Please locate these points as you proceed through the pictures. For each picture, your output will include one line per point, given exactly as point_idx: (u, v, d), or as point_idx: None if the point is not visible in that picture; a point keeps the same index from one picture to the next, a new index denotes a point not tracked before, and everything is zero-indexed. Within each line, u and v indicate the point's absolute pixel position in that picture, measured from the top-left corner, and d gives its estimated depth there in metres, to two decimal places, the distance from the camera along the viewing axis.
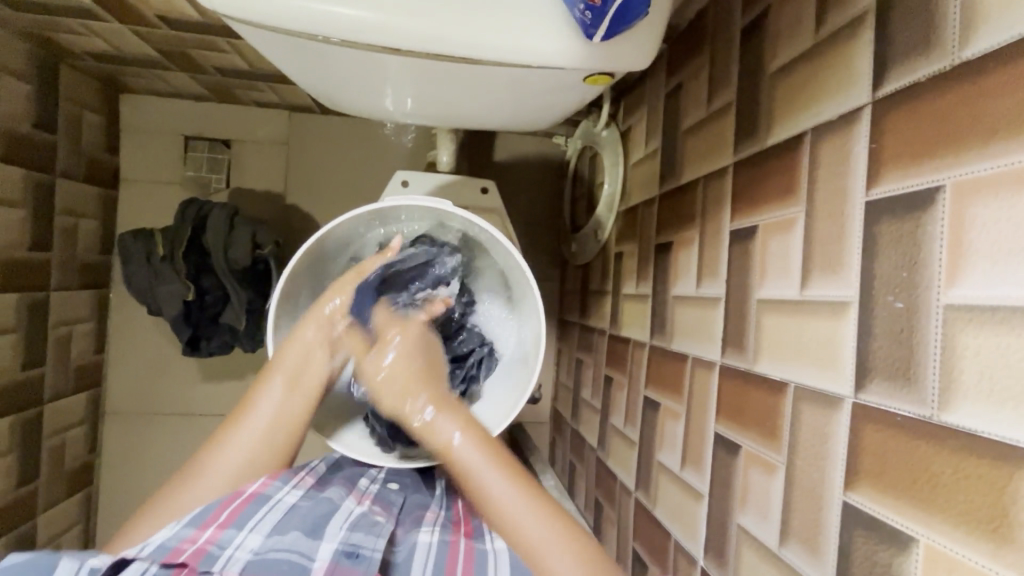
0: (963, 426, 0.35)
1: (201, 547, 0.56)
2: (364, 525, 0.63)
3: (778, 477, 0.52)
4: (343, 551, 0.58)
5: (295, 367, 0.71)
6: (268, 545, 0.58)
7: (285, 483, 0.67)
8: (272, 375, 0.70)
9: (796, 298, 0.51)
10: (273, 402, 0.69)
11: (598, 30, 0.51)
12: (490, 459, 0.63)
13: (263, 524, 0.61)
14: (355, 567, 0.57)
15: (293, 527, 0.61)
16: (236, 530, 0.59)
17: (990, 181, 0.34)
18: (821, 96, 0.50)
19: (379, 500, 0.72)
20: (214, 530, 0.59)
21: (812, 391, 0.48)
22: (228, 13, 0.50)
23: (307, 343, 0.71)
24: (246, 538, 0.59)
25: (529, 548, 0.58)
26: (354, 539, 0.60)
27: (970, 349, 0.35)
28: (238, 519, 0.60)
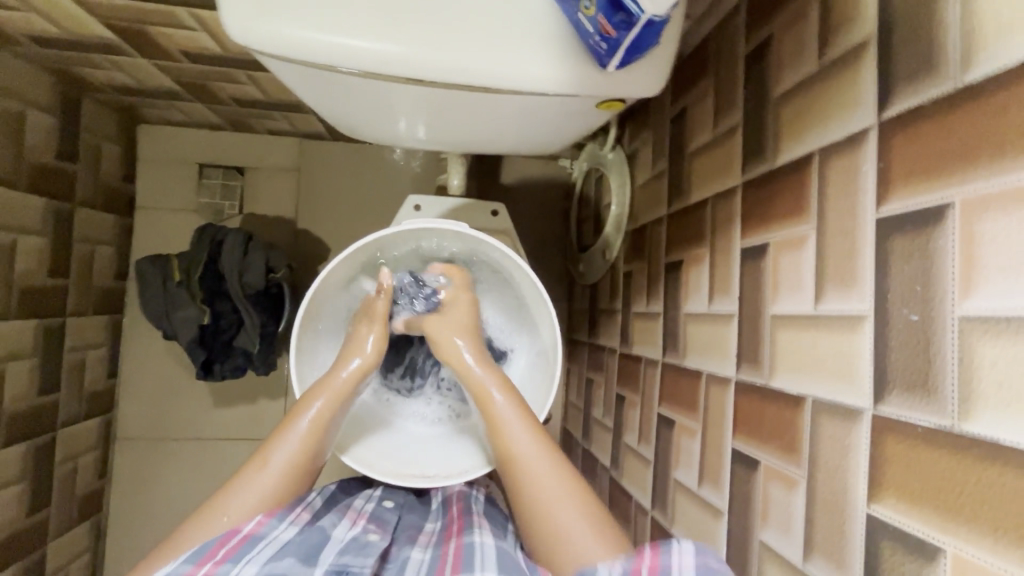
0: (985, 434, 0.35)
1: None
2: (356, 547, 0.63)
3: (800, 491, 0.52)
4: (333, 569, 0.58)
5: (320, 415, 0.69)
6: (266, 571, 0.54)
7: (281, 520, 0.63)
8: (300, 412, 0.69)
9: (810, 313, 0.53)
10: (301, 444, 0.68)
11: (613, 59, 0.54)
12: (536, 448, 0.65)
13: (260, 555, 0.56)
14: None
15: (289, 554, 0.58)
16: (232, 565, 0.55)
17: (1000, 196, 0.35)
18: (827, 119, 0.52)
19: (375, 518, 0.72)
20: (210, 566, 0.54)
21: (830, 405, 0.49)
22: (259, 49, 0.53)
23: (336, 390, 0.71)
24: (242, 571, 0.54)
25: (550, 515, 0.61)
26: (344, 561, 0.60)
27: (987, 358, 0.36)
28: (235, 554, 0.56)
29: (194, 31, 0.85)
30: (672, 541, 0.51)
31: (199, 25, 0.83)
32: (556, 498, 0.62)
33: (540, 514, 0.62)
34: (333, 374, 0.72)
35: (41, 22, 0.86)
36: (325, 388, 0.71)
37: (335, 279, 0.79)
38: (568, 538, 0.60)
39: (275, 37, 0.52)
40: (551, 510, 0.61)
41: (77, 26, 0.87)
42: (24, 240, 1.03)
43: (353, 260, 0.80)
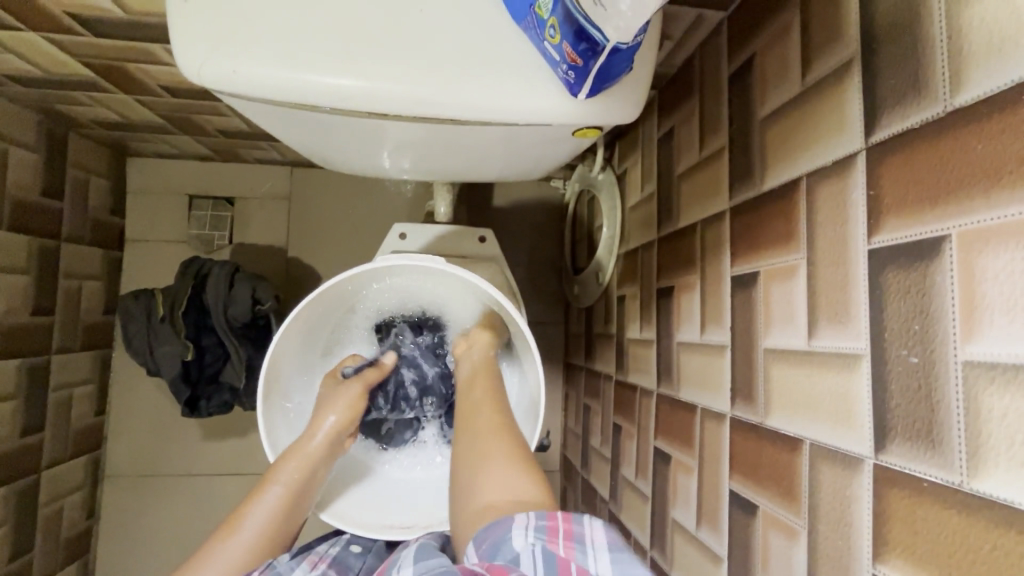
0: (998, 497, 0.32)
1: None
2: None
3: (801, 542, 0.48)
4: None
5: (296, 480, 0.65)
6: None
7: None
8: (286, 462, 0.66)
9: (804, 348, 0.49)
10: (271, 519, 0.63)
11: (584, 87, 0.51)
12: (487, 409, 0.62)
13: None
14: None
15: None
16: None
17: (1001, 230, 0.32)
18: (814, 142, 0.49)
19: (336, 564, 0.69)
20: None
21: (829, 450, 0.45)
22: (217, 87, 0.51)
23: (310, 453, 0.67)
24: None
25: (476, 468, 0.54)
26: None
27: (996, 411, 0.32)
28: None
29: (171, 65, 0.84)
30: None
31: (175, 59, 0.82)
32: (492, 453, 0.55)
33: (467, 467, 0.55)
34: (305, 440, 0.68)
35: (17, 61, 0.85)
36: (296, 456, 0.66)
37: (310, 314, 0.75)
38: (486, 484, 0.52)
39: (234, 75, 0.50)
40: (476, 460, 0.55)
41: (54, 64, 0.86)
42: (7, 279, 1.02)
43: (327, 297, 0.76)
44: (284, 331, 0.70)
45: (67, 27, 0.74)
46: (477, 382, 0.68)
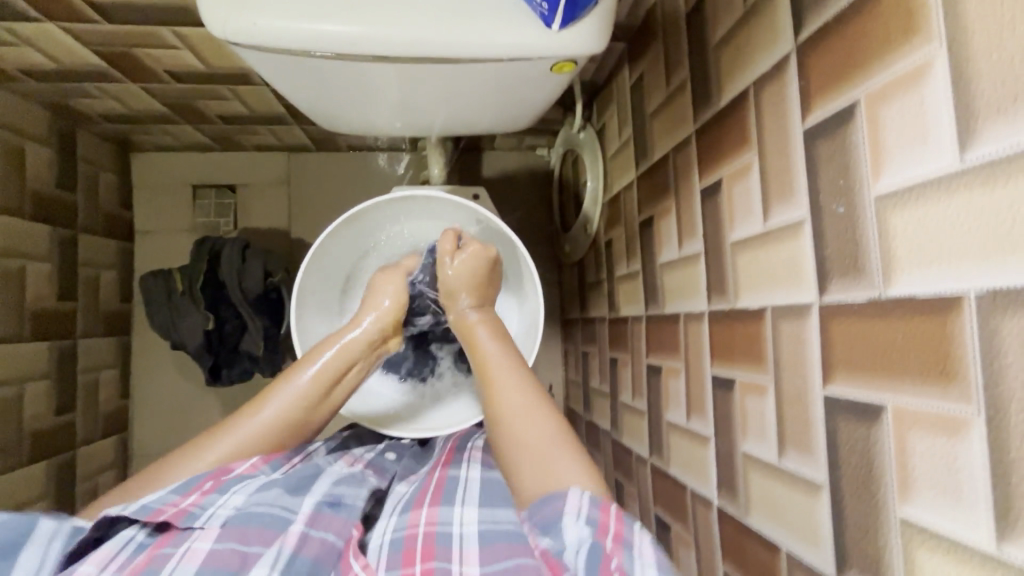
0: (905, 293, 0.40)
1: (183, 508, 0.58)
2: (349, 479, 0.67)
3: (769, 395, 0.56)
4: (326, 501, 0.61)
5: (332, 373, 0.72)
6: (251, 501, 0.59)
7: (275, 467, 0.67)
8: (300, 367, 0.72)
9: (761, 230, 0.57)
10: (297, 403, 0.70)
11: (556, 17, 0.59)
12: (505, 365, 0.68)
13: (247, 487, 0.62)
14: (335, 515, 0.60)
15: (277, 485, 0.62)
16: (219, 495, 0.61)
17: (894, 83, 0.40)
18: (757, 53, 0.57)
19: (372, 464, 0.76)
20: (197, 496, 0.60)
21: (786, 308, 0.53)
22: (237, 40, 0.58)
23: (351, 348, 0.74)
24: (231, 499, 0.60)
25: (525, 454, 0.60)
26: (338, 491, 0.64)
27: (900, 226, 0.40)
28: (221, 486, 0.62)
29: (178, 49, 0.91)
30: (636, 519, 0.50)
31: (182, 43, 0.89)
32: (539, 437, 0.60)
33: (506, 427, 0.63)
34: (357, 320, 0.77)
35: (34, 55, 0.92)
36: (320, 355, 0.73)
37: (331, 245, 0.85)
38: (524, 445, 0.60)
39: (251, 29, 0.57)
40: (511, 420, 0.63)
41: (67, 55, 0.93)
42: (33, 266, 1.09)
43: (345, 230, 0.85)
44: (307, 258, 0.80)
45: (83, 15, 0.81)
46: (481, 336, 0.73)
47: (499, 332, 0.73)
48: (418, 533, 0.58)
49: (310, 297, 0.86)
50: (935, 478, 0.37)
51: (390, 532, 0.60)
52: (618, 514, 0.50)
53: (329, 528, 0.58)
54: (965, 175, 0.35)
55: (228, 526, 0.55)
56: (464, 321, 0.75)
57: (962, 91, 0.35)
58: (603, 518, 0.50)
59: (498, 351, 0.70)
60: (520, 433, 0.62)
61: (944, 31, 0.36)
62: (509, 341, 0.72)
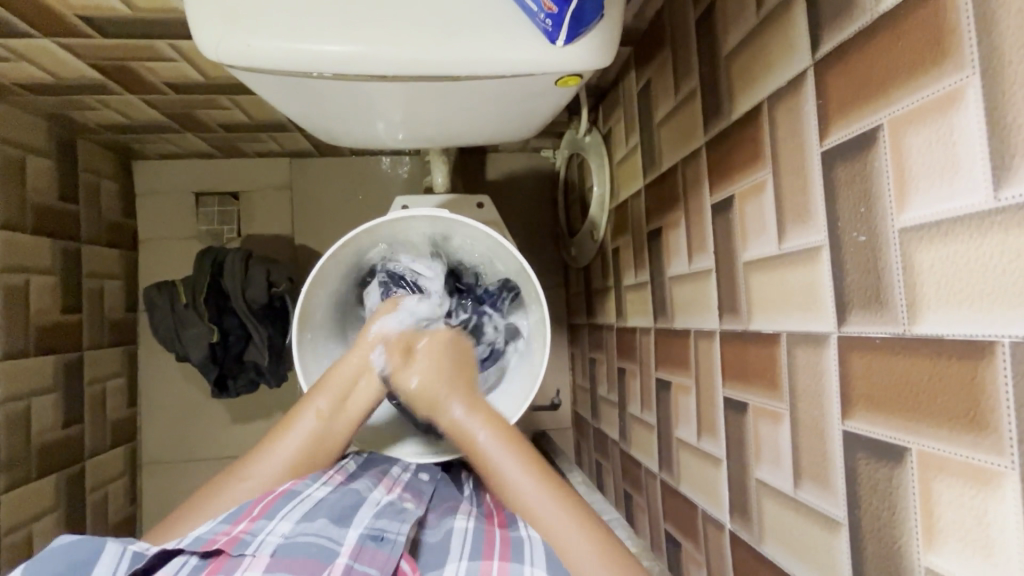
0: (930, 334, 0.38)
1: (235, 536, 0.57)
2: (391, 511, 0.65)
3: (785, 422, 0.54)
4: (369, 534, 0.59)
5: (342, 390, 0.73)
6: (298, 530, 0.58)
7: (315, 481, 0.68)
8: (320, 393, 0.73)
9: (775, 252, 0.55)
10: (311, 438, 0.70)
11: (561, 33, 0.57)
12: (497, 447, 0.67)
13: (293, 514, 0.61)
14: (380, 549, 0.58)
15: (321, 515, 0.61)
16: (267, 521, 0.60)
17: (920, 110, 0.38)
18: (772, 67, 0.55)
19: (410, 488, 0.75)
20: (246, 523, 0.60)
21: (802, 335, 0.51)
22: (232, 62, 0.57)
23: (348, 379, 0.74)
24: (278, 526, 0.59)
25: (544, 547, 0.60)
26: (380, 525, 0.61)
27: (927, 262, 0.38)
28: (269, 511, 0.61)
29: (176, 61, 0.89)
30: None
31: (179, 55, 0.87)
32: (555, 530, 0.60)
33: (548, 542, 0.59)
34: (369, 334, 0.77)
35: (31, 68, 0.91)
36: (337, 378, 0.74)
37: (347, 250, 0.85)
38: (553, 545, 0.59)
39: (246, 49, 0.56)
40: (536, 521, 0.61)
41: (65, 68, 0.91)
42: (37, 280, 1.08)
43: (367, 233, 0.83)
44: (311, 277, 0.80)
45: (77, 30, 0.79)
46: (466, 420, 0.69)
47: (505, 431, 0.68)
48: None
49: (317, 311, 0.86)
50: (964, 529, 0.36)
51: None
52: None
53: (372, 563, 0.56)
54: (1000, 214, 0.33)
55: (277, 557, 0.55)
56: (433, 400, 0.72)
57: (998, 125, 0.33)
58: None
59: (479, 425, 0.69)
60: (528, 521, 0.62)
61: (977, 59, 0.34)
62: (519, 439, 0.68)
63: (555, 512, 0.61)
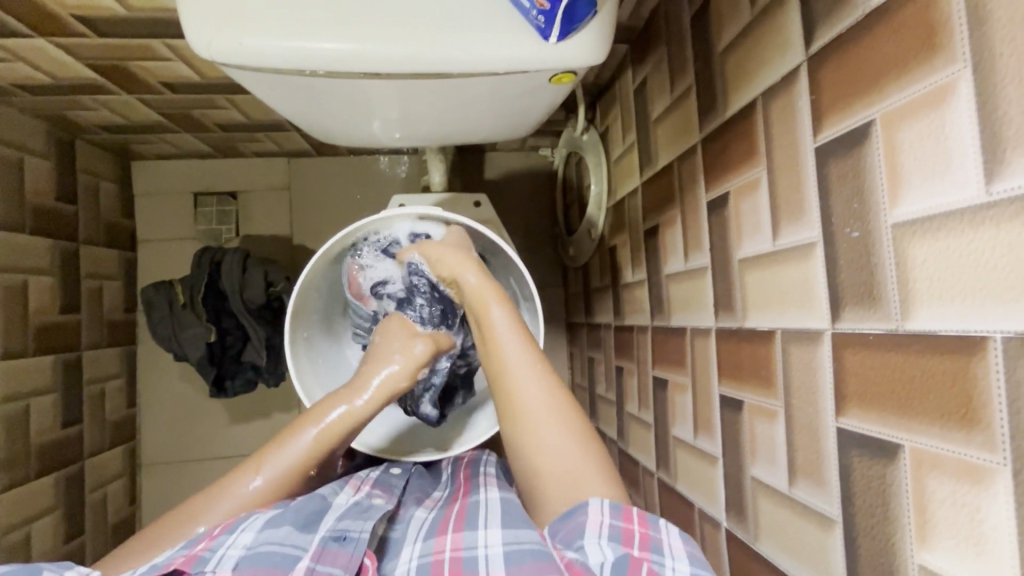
0: (923, 329, 0.37)
1: (194, 554, 0.56)
2: (356, 511, 0.65)
3: (780, 420, 0.54)
4: (331, 535, 0.59)
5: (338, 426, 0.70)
6: (261, 539, 0.57)
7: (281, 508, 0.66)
8: (310, 422, 0.70)
9: (770, 249, 0.55)
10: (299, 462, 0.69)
11: (554, 30, 0.57)
12: (522, 355, 0.67)
13: (254, 524, 0.60)
14: (343, 549, 0.58)
15: (285, 521, 0.60)
16: (227, 536, 0.59)
17: (913, 104, 0.37)
18: (766, 63, 0.55)
19: (380, 484, 0.75)
20: (206, 542, 0.58)
21: (796, 332, 0.51)
22: (224, 60, 0.56)
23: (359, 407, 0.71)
24: (239, 537, 0.58)
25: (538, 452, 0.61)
26: (343, 525, 0.61)
27: (920, 257, 0.38)
28: (229, 527, 0.60)
29: (171, 61, 0.89)
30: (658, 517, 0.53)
31: (175, 55, 0.87)
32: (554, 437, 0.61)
33: (529, 432, 0.62)
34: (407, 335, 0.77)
35: (27, 69, 0.91)
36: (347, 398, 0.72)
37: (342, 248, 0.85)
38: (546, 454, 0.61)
39: (238, 48, 0.56)
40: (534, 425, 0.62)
41: (61, 68, 0.91)
42: (35, 281, 1.08)
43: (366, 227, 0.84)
44: (305, 277, 0.80)
45: (72, 30, 0.79)
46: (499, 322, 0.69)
47: (521, 325, 0.69)
48: (443, 559, 0.57)
49: (312, 311, 0.86)
50: (958, 527, 0.36)
51: (416, 558, 0.59)
52: (640, 519, 0.52)
53: (336, 562, 0.57)
54: (992, 209, 0.33)
55: (239, 570, 0.54)
56: (475, 295, 0.72)
57: (990, 118, 0.32)
58: (626, 520, 0.52)
59: (508, 330, 0.68)
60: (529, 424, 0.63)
61: (968, 52, 0.34)
62: (530, 337, 0.69)
63: (557, 425, 0.62)
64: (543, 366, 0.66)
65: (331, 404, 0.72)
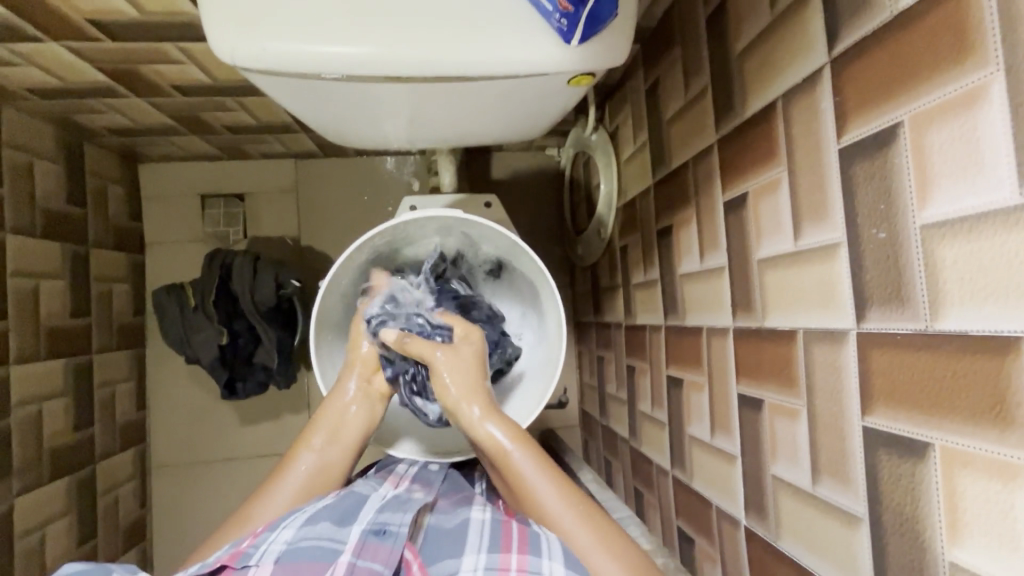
0: (954, 329, 0.38)
1: (240, 549, 0.57)
2: (395, 504, 0.66)
3: (802, 419, 0.54)
4: (371, 529, 0.60)
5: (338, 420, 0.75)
6: (301, 535, 0.58)
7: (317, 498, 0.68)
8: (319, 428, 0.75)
9: (791, 249, 0.55)
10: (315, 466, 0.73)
11: (575, 33, 0.57)
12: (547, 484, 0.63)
13: (295, 521, 0.60)
14: (382, 543, 0.58)
15: (323, 517, 0.61)
16: (271, 532, 0.60)
17: (943, 106, 0.38)
18: (787, 63, 0.55)
19: (418, 481, 0.79)
20: (251, 538, 0.59)
21: (819, 332, 0.51)
22: (246, 65, 0.57)
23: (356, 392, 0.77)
24: (281, 534, 0.59)
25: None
26: (382, 518, 0.62)
27: (950, 258, 0.38)
28: (271, 524, 0.61)
29: (183, 64, 0.89)
30: None
31: (187, 58, 0.87)
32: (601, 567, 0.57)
33: (578, 572, 0.58)
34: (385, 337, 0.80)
35: (39, 73, 0.91)
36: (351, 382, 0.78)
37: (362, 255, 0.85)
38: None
39: (260, 53, 0.56)
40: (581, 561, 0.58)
41: (73, 73, 0.91)
42: (46, 285, 1.08)
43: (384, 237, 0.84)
44: (326, 279, 0.81)
45: (85, 34, 0.79)
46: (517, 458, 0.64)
47: (536, 449, 0.65)
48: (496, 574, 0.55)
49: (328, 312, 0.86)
50: (990, 524, 0.36)
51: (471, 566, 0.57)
52: None
53: (376, 557, 0.57)
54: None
55: (281, 565, 0.54)
56: (479, 431, 0.66)
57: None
58: None
59: (526, 462, 0.64)
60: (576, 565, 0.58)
61: (1001, 56, 0.34)
62: (548, 459, 0.65)
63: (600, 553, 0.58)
64: (567, 489, 0.63)
65: (344, 373, 0.78)
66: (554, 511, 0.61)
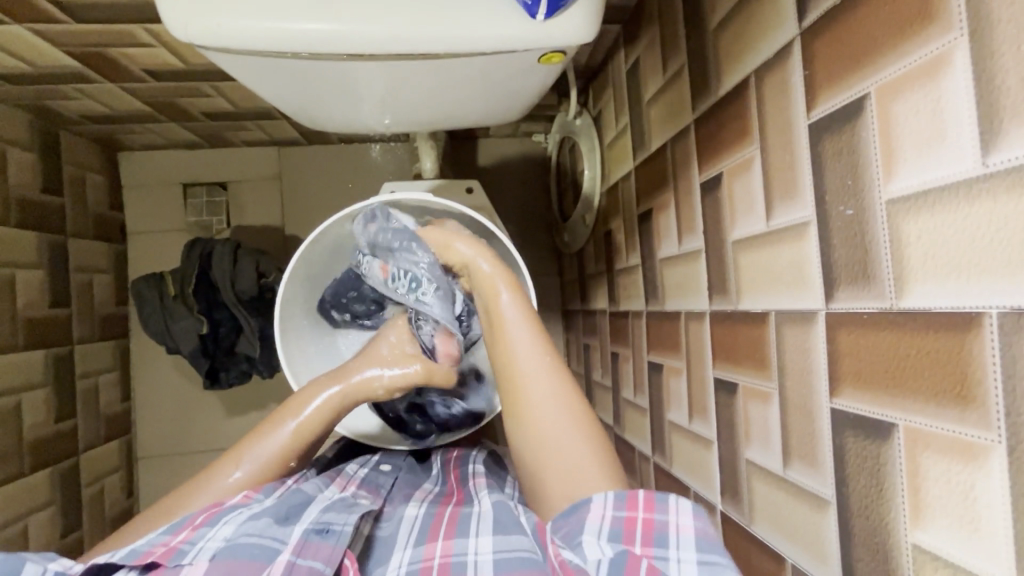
0: (918, 307, 0.37)
1: (172, 547, 0.54)
2: (340, 505, 0.61)
3: (774, 402, 0.53)
4: (314, 528, 0.55)
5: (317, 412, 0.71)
6: (240, 531, 0.54)
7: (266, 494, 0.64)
8: (287, 414, 0.70)
9: (764, 230, 0.54)
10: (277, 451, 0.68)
11: (541, 7, 0.55)
12: (532, 347, 0.65)
13: (237, 516, 0.57)
14: (325, 542, 0.54)
15: (266, 514, 0.58)
16: (209, 528, 0.57)
17: (908, 75, 0.36)
18: (759, 38, 0.53)
19: (367, 484, 0.74)
20: (188, 532, 0.56)
21: (790, 313, 0.50)
22: (204, 43, 0.55)
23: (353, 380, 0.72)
24: (219, 530, 0.56)
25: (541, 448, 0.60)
26: (327, 517, 0.57)
27: (914, 234, 0.37)
28: (212, 518, 0.58)
29: (153, 47, 0.87)
30: (664, 496, 0.51)
31: (156, 40, 0.85)
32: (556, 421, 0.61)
33: (531, 429, 0.62)
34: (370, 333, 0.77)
35: (7, 58, 0.89)
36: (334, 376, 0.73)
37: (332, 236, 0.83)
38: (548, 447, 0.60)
39: (218, 30, 0.54)
40: (538, 414, 0.62)
41: (41, 57, 0.89)
42: (23, 274, 1.07)
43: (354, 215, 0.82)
44: (295, 262, 0.79)
45: (50, 16, 0.77)
46: (510, 314, 0.67)
47: (529, 313, 0.68)
48: (431, 566, 0.55)
49: (303, 299, 0.85)
50: (950, 505, 0.35)
51: (405, 564, 0.57)
52: (645, 504, 0.51)
53: (318, 556, 0.53)
54: (987, 181, 0.32)
55: (216, 561, 0.51)
56: (488, 285, 0.70)
57: (987, 88, 0.32)
58: (631, 509, 0.51)
59: (518, 320, 0.67)
60: (535, 416, 0.62)
61: (965, 20, 0.32)
62: (538, 324, 0.67)
63: (561, 414, 0.61)
64: (552, 360, 0.65)
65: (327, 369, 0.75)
66: (539, 399, 0.62)
